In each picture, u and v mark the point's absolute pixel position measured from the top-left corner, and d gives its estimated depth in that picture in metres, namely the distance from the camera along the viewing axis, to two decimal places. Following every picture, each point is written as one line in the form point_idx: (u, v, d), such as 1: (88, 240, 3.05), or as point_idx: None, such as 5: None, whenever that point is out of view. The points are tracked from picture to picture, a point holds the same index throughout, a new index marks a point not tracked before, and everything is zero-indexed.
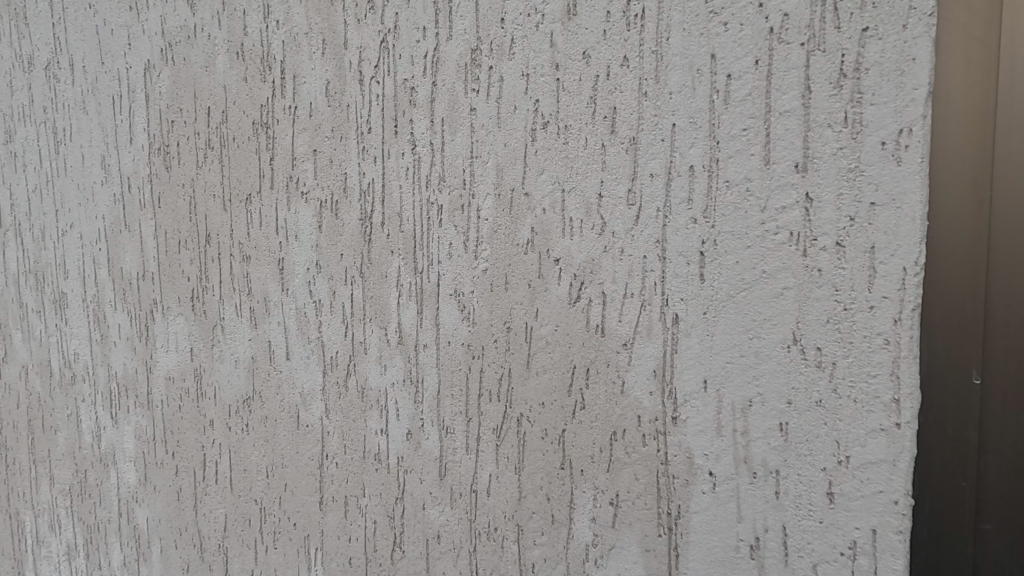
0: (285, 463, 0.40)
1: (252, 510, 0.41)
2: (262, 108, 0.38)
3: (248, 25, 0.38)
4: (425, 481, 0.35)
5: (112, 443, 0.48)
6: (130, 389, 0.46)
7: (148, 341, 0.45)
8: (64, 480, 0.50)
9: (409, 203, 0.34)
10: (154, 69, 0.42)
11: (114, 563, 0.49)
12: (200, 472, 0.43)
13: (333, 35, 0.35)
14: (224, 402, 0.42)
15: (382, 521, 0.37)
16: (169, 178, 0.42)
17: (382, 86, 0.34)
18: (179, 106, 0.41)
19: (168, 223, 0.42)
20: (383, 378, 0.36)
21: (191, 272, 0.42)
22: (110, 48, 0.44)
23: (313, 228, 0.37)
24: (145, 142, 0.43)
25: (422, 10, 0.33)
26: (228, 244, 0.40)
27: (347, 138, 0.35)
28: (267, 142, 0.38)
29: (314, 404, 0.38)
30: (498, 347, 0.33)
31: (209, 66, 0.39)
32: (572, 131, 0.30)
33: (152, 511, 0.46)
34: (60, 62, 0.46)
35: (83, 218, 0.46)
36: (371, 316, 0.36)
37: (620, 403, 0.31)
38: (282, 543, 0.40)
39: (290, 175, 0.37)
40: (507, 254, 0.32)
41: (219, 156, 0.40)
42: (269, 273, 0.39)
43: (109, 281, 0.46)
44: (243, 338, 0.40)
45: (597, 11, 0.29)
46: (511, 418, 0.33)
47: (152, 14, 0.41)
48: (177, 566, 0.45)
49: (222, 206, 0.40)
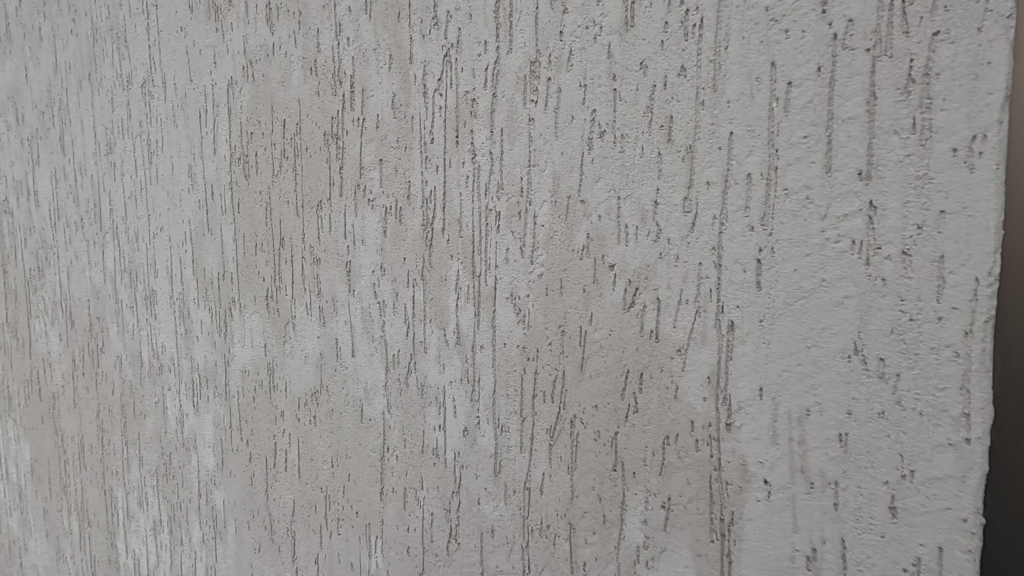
0: (349, 454, 0.42)
1: (318, 498, 0.44)
2: (333, 120, 0.40)
3: (322, 42, 0.40)
4: (480, 477, 0.37)
5: (194, 429, 0.52)
6: (209, 380, 0.50)
7: (226, 335, 0.48)
8: (153, 461, 0.56)
9: (469, 210, 0.36)
10: (236, 85, 0.45)
11: (194, 539, 0.53)
12: (271, 459, 0.47)
13: (399, 50, 0.37)
14: (294, 394, 0.45)
15: (438, 512, 0.38)
16: (248, 186, 0.45)
17: (445, 98, 0.36)
18: (258, 120, 0.44)
19: (246, 228, 0.46)
20: (441, 376, 0.37)
21: (266, 274, 0.45)
22: (198, 66, 0.47)
23: (378, 233, 0.39)
24: (227, 152, 0.46)
25: (484, 25, 0.34)
26: (300, 247, 0.43)
27: (411, 148, 0.37)
28: (337, 152, 0.40)
29: (377, 399, 0.40)
30: (553, 349, 0.34)
31: (286, 81, 0.42)
32: (627, 140, 0.31)
33: (228, 494, 0.50)
34: (155, 80, 0.51)
35: (171, 222, 0.51)
36: (431, 318, 0.38)
37: (673, 408, 0.31)
38: (345, 530, 0.43)
39: (357, 183, 0.39)
40: (562, 259, 0.33)
41: (293, 165, 0.42)
42: (337, 274, 0.41)
43: (193, 280, 0.50)
44: (312, 335, 0.43)
45: (654, 21, 0.30)
46: (564, 419, 0.34)
47: (236, 34, 0.45)
48: (250, 546, 0.49)
49: (296, 212, 0.43)
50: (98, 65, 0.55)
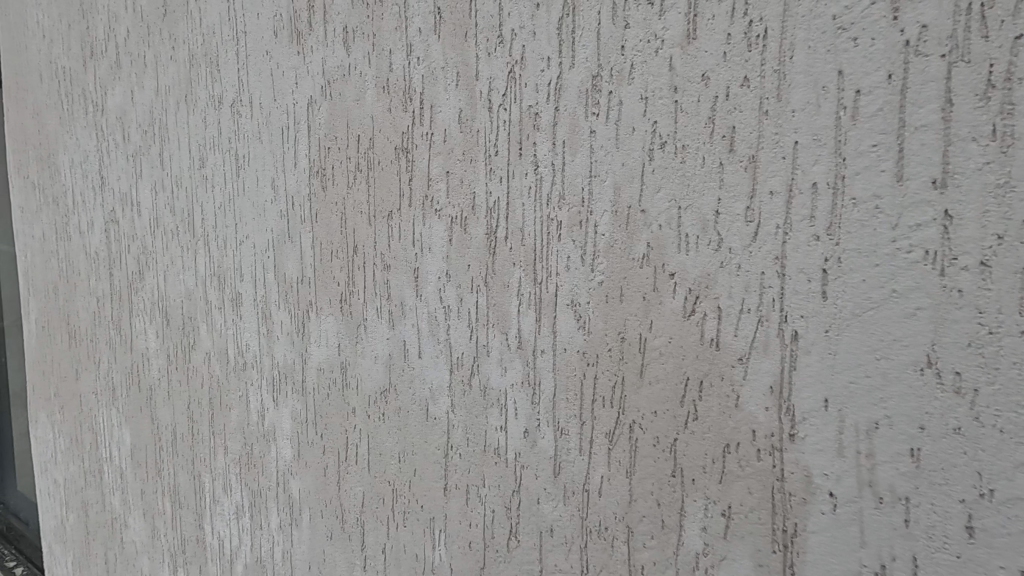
0: (415, 450, 0.44)
1: (386, 491, 0.47)
2: (404, 135, 0.43)
3: (394, 61, 0.43)
4: (539, 477, 0.38)
5: (273, 422, 0.56)
6: (288, 377, 0.54)
7: (304, 336, 0.52)
8: (237, 450, 0.61)
9: (531, 219, 0.37)
10: (315, 103, 0.49)
11: (272, 525, 0.58)
12: (343, 453, 0.50)
13: (466, 68, 0.39)
14: (365, 392, 0.48)
15: (499, 510, 0.40)
16: (326, 197, 0.49)
17: (509, 113, 0.37)
18: (335, 135, 0.47)
19: (323, 236, 0.49)
20: (503, 379, 0.39)
21: (340, 279, 0.48)
22: (281, 86, 0.51)
23: (445, 241, 0.41)
24: (307, 166, 0.50)
25: (547, 42, 0.36)
26: (372, 254, 0.46)
27: (476, 160, 0.39)
28: (407, 165, 0.43)
29: (442, 399, 0.42)
30: (612, 356, 0.34)
31: (360, 99, 0.45)
32: (688, 151, 0.31)
33: (303, 483, 0.54)
34: (243, 100, 0.55)
35: (256, 230, 0.55)
36: (493, 322, 0.39)
37: (734, 417, 0.31)
38: (410, 522, 0.45)
39: (426, 194, 0.42)
40: (623, 268, 0.34)
41: (366, 178, 0.45)
42: (405, 280, 0.44)
43: (275, 284, 0.54)
44: (382, 337, 0.46)
45: (717, 33, 0.30)
46: (623, 424, 0.34)
47: (316, 57, 0.48)
48: (323, 533, 0.52)
49: (368, 221, 0.46)
50: (193, 88, 0.61)
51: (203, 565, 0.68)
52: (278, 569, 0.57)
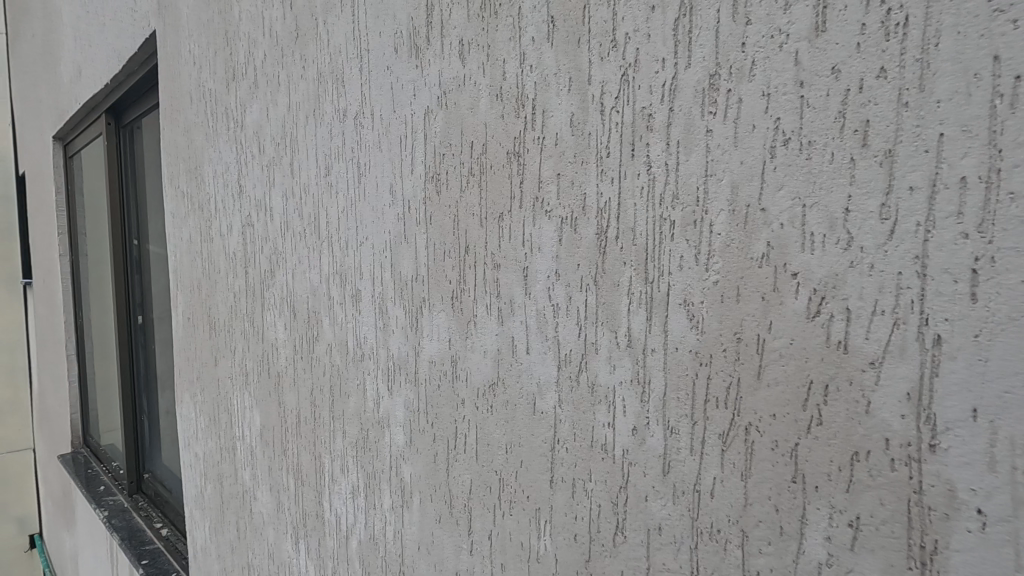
0: (522, 442, 0.46)
1: (493, 480, 0.49)
2: (516, 140, 0.45)
3: (507, 70, 0.45)
4: (648, 475, 0.38)
5: (388, 410, 0.61)
6: (402, 368, 0.58)
7: (417, 330, 0.56)
8: (354, 434, 0.66)
9: (643, 219, 0.37)
10: (432, 113, 0.52)
11: (385, 505, 0.62)
12: (452, 441, 0.53)
13: (578, 73, 0.40)
14: (474, 385, 0.50)
15: (606, 505, 0.41)
16: (440, 201, 0.52)
17: (621, 115, 0.38)
18: (450, 142, 0.50)
19: (436, 237, 0.52)
20: (611, 376, 0.40)
21: (452, 277, 0.51)
22: (400, 98, 0.55)
23: (554, 241, 0.43)
24: (423, 171, 0.53)
25: (662, 43, 0.36)
26: (483, 254, 0.48)
27: (588, 162, 0.40)
28: (518, 169, 0.45)
29: (549, 394, 0.44)
30: (728, 356, 0.34)
31: (474, 107, 0.48)
32: (815, 147, 0.30)
33: (414, 468, 0.58)
34: (365, 113, 0.60)
35: (375, 232, 0.60)
36: (603, 320, 0.40)
37: (864, 423, 0.29)
38: (516, 511, 0.47)
39: (536, 196, 0.43)
40: (740, 267, 0.33)
41: (479, 181, 0.48)
42: (515, 278, 0.46)
43: (391, 282, 0.59)
44: (492, 333, 0.48)
45: (850, 24, 0.29)
46: (738, 426, 0.34)
47: (433, 69, 0.52)
48: (432, 516, 0.56)
49: (480, 222, 0.48)
50: (321, 103, 0.67)
51: (322, 538, 0.75)
52: (390, 547, 0.62)
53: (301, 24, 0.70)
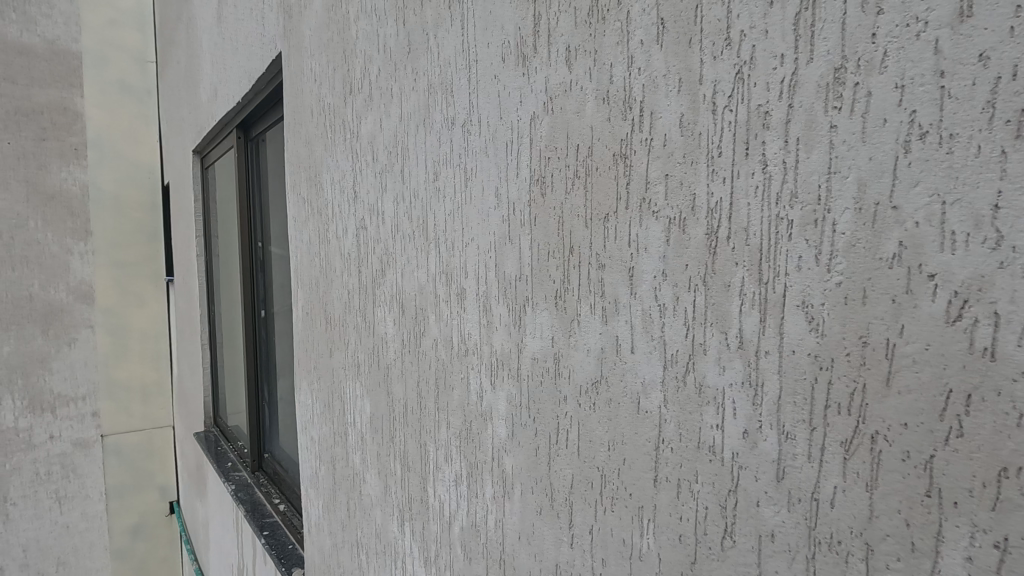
0: (625, 440, 0.47)
1: (595, 476, 0.50)
2: (622, 142, 0.45)
3: (614, 74, 0.46)
4: (760, 480, 0.37)
5: (491, 404, 0.64)
6: (505, 364, 0.61)
7: (521, 328, 0.58)
8: (458, 425, 0.70)
9: (758, 219, 0.37)
10: (538, 118, 0.54)
11: (487, 494, 0.65)
12: (554, 436, 0.54)
13: (689, 73, 0.40)
14: (577, 382, 0.51)
15: (714, 508, 0.40)
16: (545, 203, 0.54)
17: (735, 114, 0.38)
18: (555, 145, 0.52)
19: (541, 238, 0.54)
20: (721, 378, 0.39)
21: (556, 277, 0.53)
22: (507, 104, 0.58)
23: (662, 242, 0.43)
24: (528, 175, 0.56)
25: (781, 39, 0.35)
26: (588, 254, 0.49)
27: (698, 162, 0.40)
28: (624, 170, 0.45)
29: (654, 394, 0.44)
30: (851, 361, 0.33)
31: (580, 111, 0.49)
32: (957, 140, 0.28)
33: (516, 460, 0.60)
34: (473, 120, 0.63)
35: (481, 234, 0.63)
36: (712, 321, 0.40)
37: (1015, 437, 0.27)
38: (618, 508, 0.48)
39: (643, 197, 0.44)
40: (867, 268, 0.32)
41: (584, 183, 0.49)
42: (620, 278, 0.46)
43: (495, 281, 0.61)
44: (595, 331, 0.49)
45: (1002, 6, 0.27)
46: (863, 434, 0.32)
47: (540, 76, 0.53)
48: (532, 508, 0.58)
49: (585, 223, 0.49)
50: (431, 112, 0.71)
51: (426, 522, 0.79)
52: (491, 535, 0.65)
53: (413, 39, 0.74)
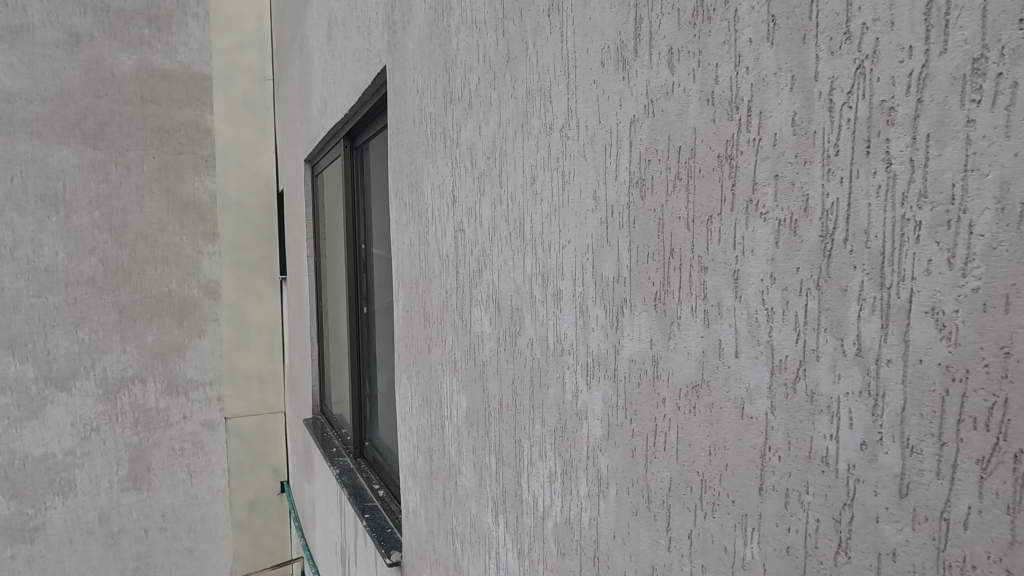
0: (727, 446, 0.46)
1: (694, 480, 0.49)
2: (728, 143, 0.45)
3: (720, 74, 0.45)
4: (880, 495, 0.36)
5: (586, 403, 0.65)
6: (601, 364, 0.61)
7: (618, 329, 0.58)
8: (553, 423, 0.72)
9: (879, 220, 0.35)
10: (638, 121, 0.54)
11: (581, 492, 0.66)
12: (652, 438, 0.54)
13: (803, 71, 0.39)
14: (676, 385, 0.51)
15: (826, 521, 0.39)
16: (644, 205, 0.54)
17: (855, 111, 0.36)
18: (655, 148, 0.52)
19: (640, 240, 0.54)
20: (836, 387, 0.38)
21: (656, 279, 0.53)
22: (606, 108, 0.59)
23: (770, 244, 0.42)
24: (627, 178, 0.56)
25: (909, 30, 0.33)
26: (689, 256, 0.49)
27: (812, 161, 0.39)
28: (730, 171, 0.44)
29: (761, 400, 0.43)
30: (990, 373, 0.30)
31: (683, 114, 0.49)
32: None
33: (612, 460, 0.60)
34: (571, 125, 0.65)
35: (578, 236, 0.64)
36: (826, 326, 0.38)
37: None
38: (720, 514, 0.47)
39: (750, 198, 0.43)
40: (1011, 273, 0.30)
41: (686, 185, 0.49)
42: (724, 281, 0.46)
43: (592, 282, 0.62)
44: (697, 334, 0.49)
45: None
46: (1004, 452, 0.30)
47: (641, 79, 0.54)
48: (628, 508, 0.58)
49: (686, 225, 0.49)
50: (529, 118, 0.74)
51: (520, 516, 0.82)
52: (585, 532, 0.66)
53: (513, 48, 0.77)
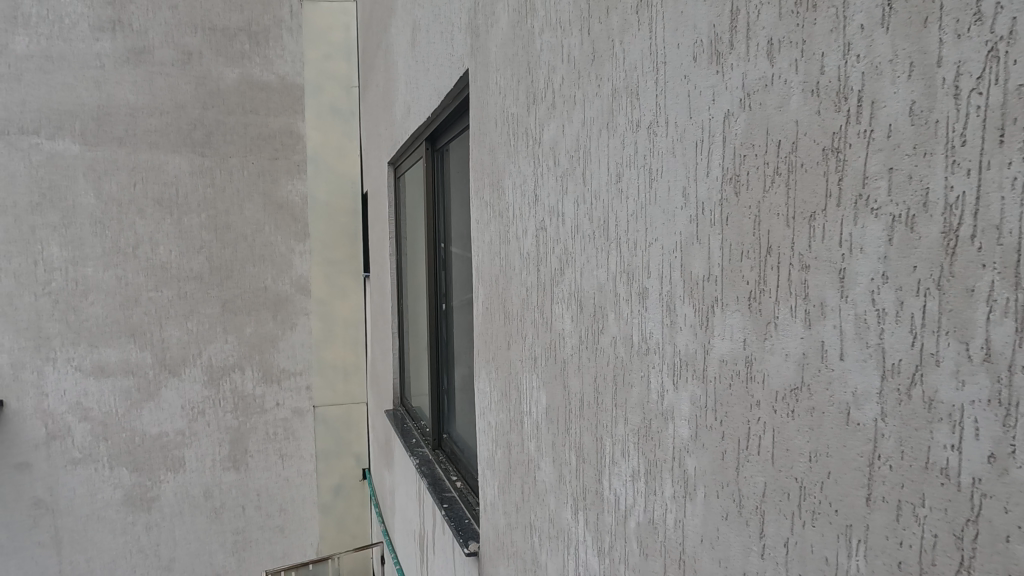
0: (830, 452, 0.44)
1: (792, 486, 0.48)
2: (835, 136, 0.43)
3: (827, 64, 0.43)
4: (1011, 512, 0.33)
5: (672, 403, 0.64)
6: (690, 364, 0.60)
7: (708, 328, 0.57)
8: (636, 422, 0.71)
9: (1014, 215, 0.32)
10: (733, 116, 0.53)
11: (666, 493, 0.65)
12: (744, 441, 0.53)
13: (923, 56, 0.37)
14: (772, 387, 0.49)
15: (945, 537, 0.36)
16: (739, 202, 0.52)
17: (986, 97, 0.34)
18: (752, 143, 0.50)
19: (734, 238, 0.53)
20: (959, 394, 0.35)
21: (751, 277, 0.51)
22: (698, 104, 0.58)
23: (883, 241, 0.39)
24: (720, 174, 0.55)
25: None
26: (789, 254, 0.47)
27: (933, 153, 0.36)
28: (836, 165, 0.42)
29: (869, 406, 0.41)
30: None
31: (784, 106, 0.47)
32: None
33: (700, 462, 0.59)
34: (659, 121, 0.64)
35: (666, 234, 0.64)
36: (948, 329, 0.36)
37: None
38: (821, 524, 0.45)
39: (859, 193, 0.41)
40: None
41: (786, 180, 0.47)
42: (828, 281, 0.44)
43: (681, 280, 0.61)
44: (796, 335, 0.47)
45: None
46: None
47: (736, 73, 0.52)
48: (717, 512, 0.57)
49: (786, 222, 0.47)
50: (614, 116, 0.74)
51: (600, 513, 0.82)
52: (670, 533, 0.65)
53: (598, 47, 0.77)
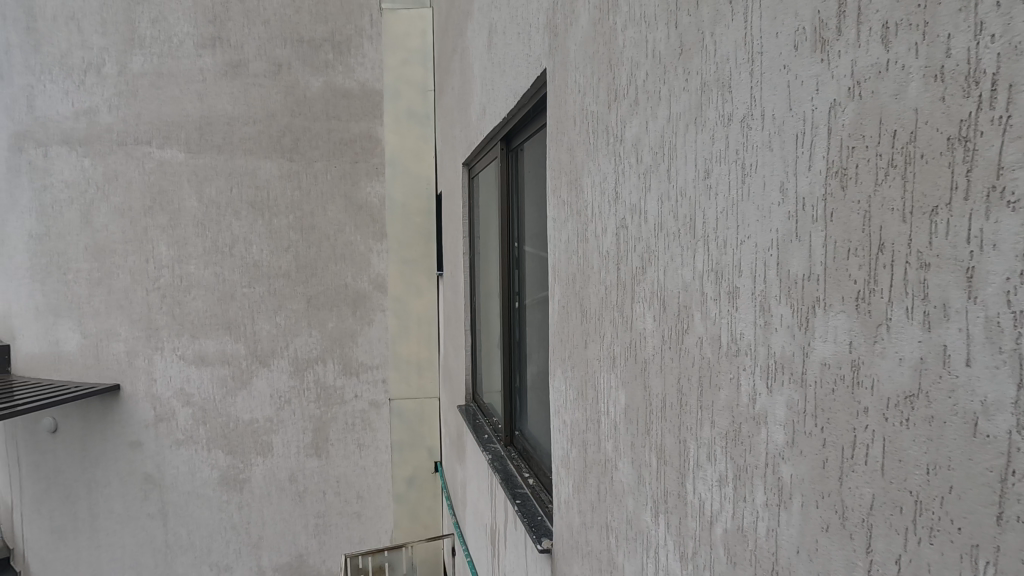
0: (952, 466, 0.41)
1: (905, 501, 0.44)
2: (963, 124, 0.39)
3: (953, 47, 0.40)
4: None
5: (765, 407, 0.61)
6: (786, 367, 0.58)
7: (808, 330, 0.55)
8: (724, 426, 0.69)
9: None
10: (840, 106, 0.50)
11: (758, 501, 0.63)
12: (848, 449, 0.50)
13: None
14: (882, 394, 0.46)
15: None
16: (845, 196, 0.50)
17: None
18: (862, 134, 0.48)
19: (839, 234, 0.50)
20: None
21: (858, 277, 0.48)
22: (799, 94, 0.55)
23: (1021, 238, 0.36)
24: (823, 167, 0.52)
25: None
26: (904, 252, 0.44)
27: None
28: (965, 155, 0.39)
29: (1002, 417, 0.38)
30: None
31: (900, 93, 0.44)
32: None
33: (797, 470, 0.57)
34: (754, 114, 0.62)
35: (760, 231, 0.61)
36: None
37: None
38: (940, 542, 0.42)
39: (993, 185, 0.38)
40: None
41: (903, 173, 0.44)
42: (952, 280, 0.40)
43: (777, 279, 0.59)
44: (911, 338, 0.44)
45: None
46: None
47: (844, 61, 0.50)
48: (817, 523, 0.54)
49: (901, 218, 0.44)
50: (703, 111, 0.72)
51: (683, 518, 0.80)
52: (761, 542, 0.62)
53: (686, 40, 0.75)
